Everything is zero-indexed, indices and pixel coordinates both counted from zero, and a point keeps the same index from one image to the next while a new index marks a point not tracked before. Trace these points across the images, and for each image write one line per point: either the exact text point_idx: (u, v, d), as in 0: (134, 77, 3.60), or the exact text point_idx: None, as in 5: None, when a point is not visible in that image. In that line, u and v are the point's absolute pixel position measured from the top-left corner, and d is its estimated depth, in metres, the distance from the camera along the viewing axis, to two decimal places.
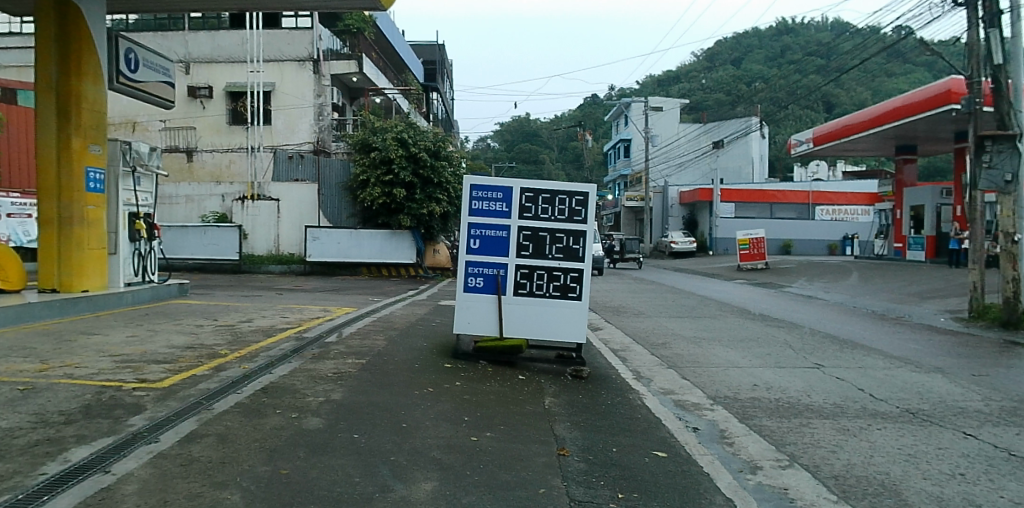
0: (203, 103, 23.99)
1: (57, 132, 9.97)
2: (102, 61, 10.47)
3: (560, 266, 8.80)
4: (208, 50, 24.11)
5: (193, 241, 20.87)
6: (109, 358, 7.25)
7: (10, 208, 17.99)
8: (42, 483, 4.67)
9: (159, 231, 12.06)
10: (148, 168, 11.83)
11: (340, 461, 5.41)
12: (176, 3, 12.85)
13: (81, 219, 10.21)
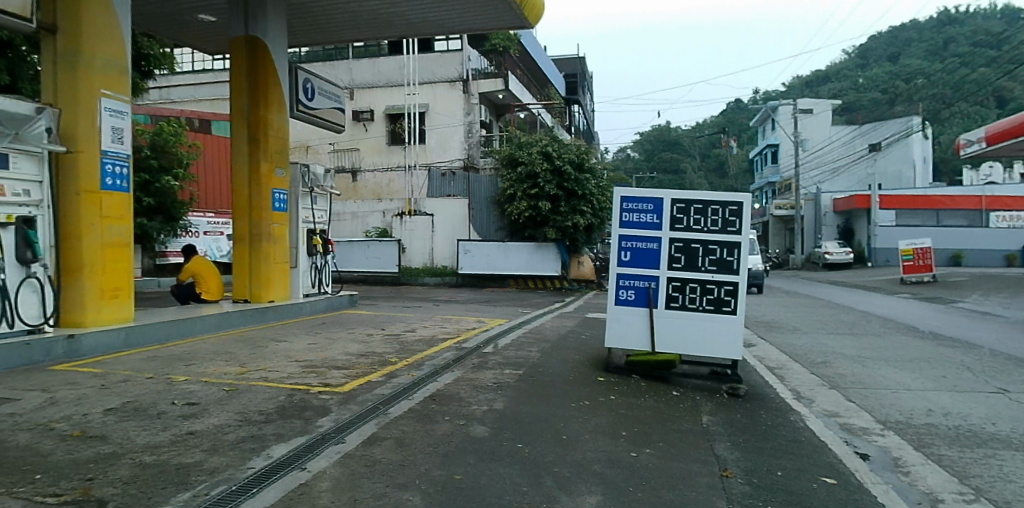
0: (366, 126, 25.18)
1: (249, 158, 11.00)
2: (285, 92, 11.42)
3: (713, 279, 8.32)
4: (370, 76, 25.32)
5: (353, 254, 22.46)
6: (297, 364, 7.82)
7: (205, 227, 20.21)
8: (251, 477, 5.07)
9: (333, 246, 12.90)
10: (324, 188, 12.73)
11: (509, 469, 5.44)
12: (344, 34, 13.78)
13: (268, 236, 11.15)
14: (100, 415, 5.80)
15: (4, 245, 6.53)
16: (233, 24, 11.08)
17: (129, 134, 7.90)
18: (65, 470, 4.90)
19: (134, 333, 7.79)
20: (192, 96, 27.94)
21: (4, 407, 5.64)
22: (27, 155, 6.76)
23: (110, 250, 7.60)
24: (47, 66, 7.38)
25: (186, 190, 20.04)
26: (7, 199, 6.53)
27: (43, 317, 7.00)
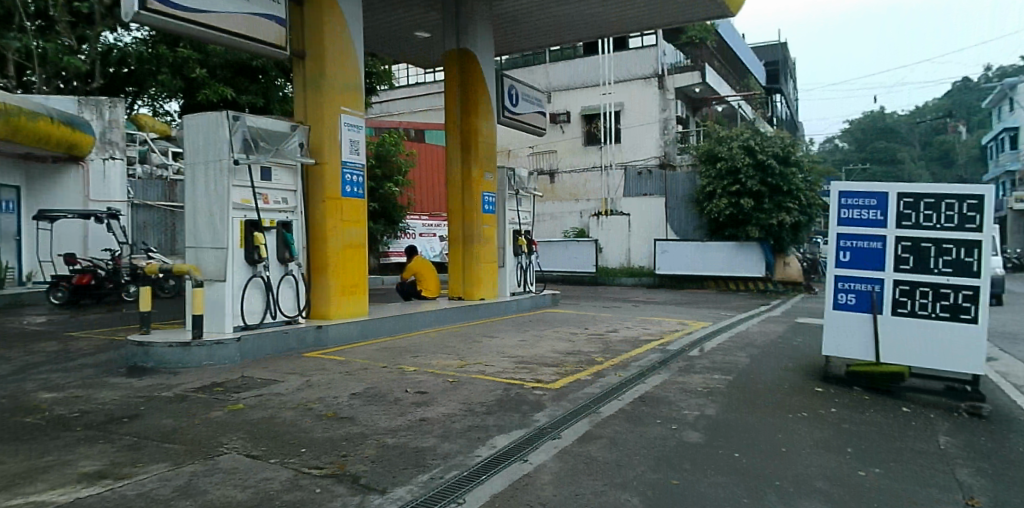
0: (563, 127, 25.91)
1: (461, 164, 11.68)
2: (492, 99, 11.95)
3: (948, 284, 7.05)
4: (567, 78, 25.97)
5: (552, 254, 22.82)
6: (510, 360, 8.11)
7: (419, 229, 21.60)
8: (479, 464, 5.33)
9: (536, 246, 13.22)
10: (527, 190, 13.13)
11: (730, 478, 5.17)
12: (544, 39, 14.17)
13: (479, 237, 11.71)
14: (347, 398, 6.41)
15: (269, 246, 7.49)
16: (445, 38, 11.84)
17: (363, 145, 8.70)
18: (322, 445, 5.47)
19: (368, 326, 8.56)
20: (407, 109, 29.68)
21: (273, 386, 6.43)
22: (284, 167, 7.67)
23: (349, 251, 8.43)
24: (297, 89, 8.37)
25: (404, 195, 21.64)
26: (270, 206, 7.46)
27: (298, 309, 7.93)
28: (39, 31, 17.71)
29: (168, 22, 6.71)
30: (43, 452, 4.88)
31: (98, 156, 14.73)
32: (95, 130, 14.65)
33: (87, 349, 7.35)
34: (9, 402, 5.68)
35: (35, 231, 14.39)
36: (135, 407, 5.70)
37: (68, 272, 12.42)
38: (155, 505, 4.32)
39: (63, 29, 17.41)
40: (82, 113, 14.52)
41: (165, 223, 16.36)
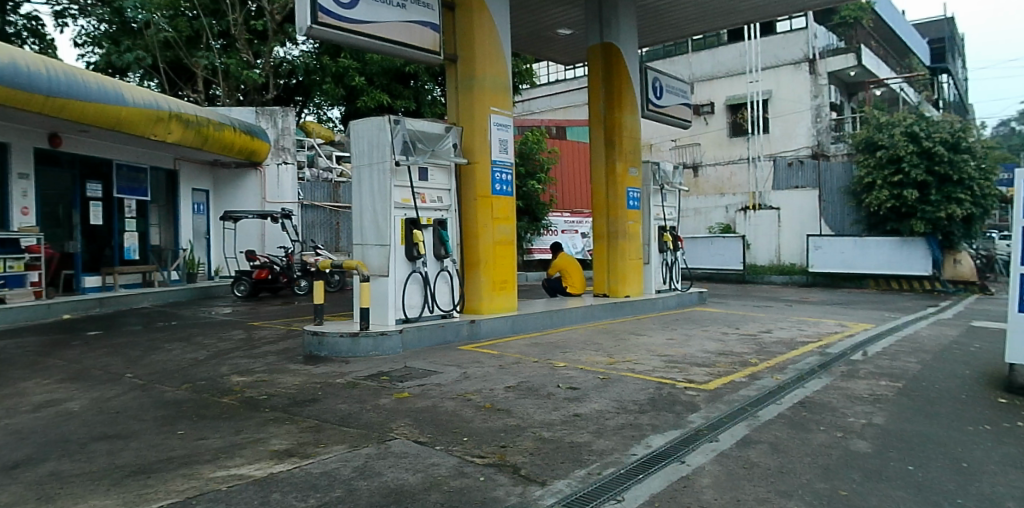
0: (706, 119, 25.03)
1: (606, 159, 11.63)
2: (635, 93, 11.79)
3: None
4: (710, 68, 25.08)
5: (700, 252, 22.04)
6: (660, 358, 7.96)
7: (562, 226, 20.80)
8: (636, 463, 5.25)
9: (682, 242, 12.84)
10: (672, 185, 12.80)
11: (910, 493, 4.71)
12: (688, 28, 13.77)
13: (624, 233, 11.59)
14: (503, 391, 6.57)
15: (427, 243, 7.86)
16: (589, 34, 11.85)
17: (512, 144, 8.88)
18: (483, 436, 5.63)
19: (517, 321, 8.73)
20: (549, 107, 29.97)
21: (434, 377, 6.71)
22: (440, 167, 7.98)
23: (499, 247, 8.64)
24: (451, 92, 8.71)
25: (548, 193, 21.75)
26: (428, 205, 7.80)
27: (453, 304, 8.23)
28: (224, 49, 20.23)
29: (337, 35, 7.23)
30: (239, 429, 5.40)
31: (274, 161, 16.11)
32: (271, 138, 16.12)
33: (270, 337, 8.07)
34: (210, 383, 6.33)
35: (222, 229, 16.20)
36: (313, 392, 6.15)
37: (249, 266, 13.57)
38: (338, 484, 4.66)
39: (243, 45, 19.55)
40: (259, 122, 16.15)
41: (330, 222, 17.30)
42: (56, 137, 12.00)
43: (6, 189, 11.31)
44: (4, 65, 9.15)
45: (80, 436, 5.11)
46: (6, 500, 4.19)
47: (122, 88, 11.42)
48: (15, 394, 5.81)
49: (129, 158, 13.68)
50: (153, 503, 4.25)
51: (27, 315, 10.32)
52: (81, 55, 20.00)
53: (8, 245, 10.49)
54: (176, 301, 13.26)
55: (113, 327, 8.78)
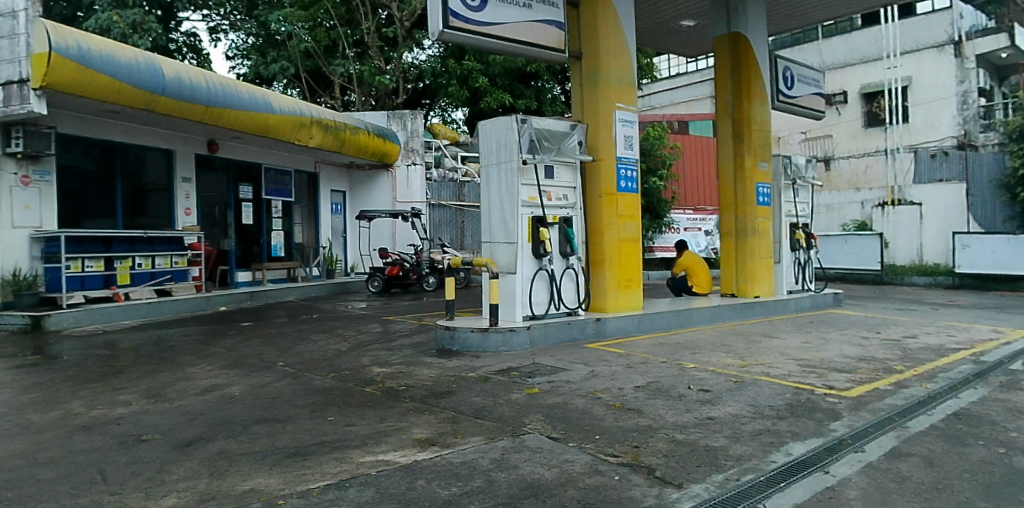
0: (839, 109, 23.53)
1: (733, 153, 11.34)
2: (766, 83, 11.37)
3: None
4: (842, 54, 23.73)
5: (833, 251, 20.51)
6: (795, 363, 7.60)
7: (685, 223, 20.29)
8: (777, 470, 4.97)
9: (816, 240, 12.17)
10: (805, 180, 12.19)
11: None
12: (820, 13, 13.07)
13: (753, 230, 11.24)
14: (633, 391, 6.49)
15: (552, 241, 8.04)
16: (714, 25, 11.51)
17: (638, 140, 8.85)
18: (616, 434, 5.57)
19: (644, 320, 8.73)
20: (670, 102, 29.31)
21: (562, 374, 6.76)
22: (566, 165, 8.25)
23: (625, 245, 8.62)
24: (577, 89, 8.86)
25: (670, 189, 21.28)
26: (553, 203, 8.04)
27: (578, 301, 8.33)
28: (358, 56, 21.55)
29: (465, 37, 7.55)
30: (382, 418, 5.65)
31: (404, 162, 16.85)
32: (401, 140, 16.89)
33: (404, 331, 8.42)
34: (353, 373, 6.68)
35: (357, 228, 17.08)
36: (448, 385, 6.34)
37: (381, 264, 14.27)
38: (477, 474, 4.76)
39: (374, 51, 21.03)
40: (390, 125, 17.05)
41: (456, 221, 17.74)
42: (213, 143, 13.12)
43: (172, 191, 12.42)
44: (173, 80, 10.23)
45: (242, 417, 5.53)
46: (185, 474, 4.61)
47: (272, 98, 12.32)
48: (187, 377, 6.39)
49: (275, 163, 14.79)
50: (311, 483, 4.53)
51: (188, 306, 11.39)
52: (232, 68, 21.86)
53: (174, 242, 11.46)
54: (317, 296, 14.15)
55: (264, 319, 9.48)
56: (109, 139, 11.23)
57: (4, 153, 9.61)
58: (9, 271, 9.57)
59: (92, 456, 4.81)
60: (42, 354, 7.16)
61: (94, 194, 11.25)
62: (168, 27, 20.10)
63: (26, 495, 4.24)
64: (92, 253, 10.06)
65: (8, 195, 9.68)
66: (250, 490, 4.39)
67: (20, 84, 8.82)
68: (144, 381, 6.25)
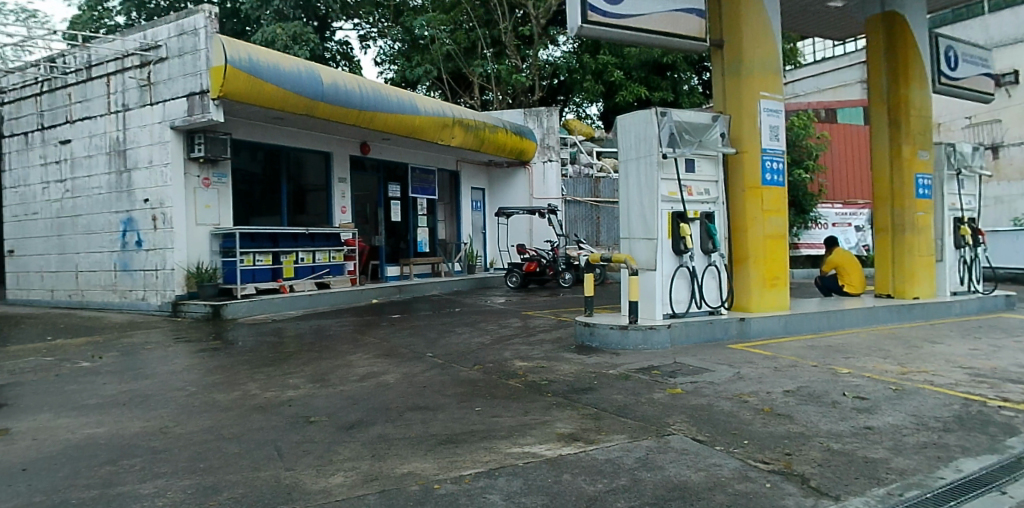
0: (1009, 90, 21.45)
1: (889, 142, 10.59)
2: (926, 64, 10.52)
3: None
4: (1013, 30, 21.32)
5: (1004, 249, 18.44)
6: (962, 371, 7.00)
7: (834, 219, 19.02)
8: (947, 487, 4.50)
9: (984, 236, 11.08)
10: (972, 169, 11.07)
11: None
12: None
13: (912, 225, 10.45)
14: (781, 395, 6.28)
15: (694, 237, 8.26)
16: (865, 5, 10.74)
17: (783, 130, 8.89)
18: (766, 440, 5.34)
19: (792, 322, 8.66)
20: (816, 88, 27.59)
21: (705, 375, 6.73)
22: (707, 158, 8.45)
23: (772, 241, 8.69)
24: (718, 80, 9.00)
25: (817, 182, 20.22)
26: (694, 198, 8.30)
27: (721, 300, 8.46)
28: (495, 55, 22.19)
29: (605, 31, 7.63)
30: (527, 411, 5.81)
31: (540, 159, 17.36)
32: (538, 137, 17.35)
33: (543, 327, 8.66)
34: (497, 366, 6.93)
35: (496, 225, 17.77)
36: (589, 381, 6.48)
37: (520, 259, 14.73)
38: (623, 473, 4.73)
39: (512, 50, 21.71)
40: (527, 123, 17.53)
41: (591, 217, 18.06)
42: (365, 145, 14.13)
43: (329, 191, 13.50)
44: (330, 86, 11.13)
45: (397, 404, 5.88)
46: (350, 454, 4.96)
47: (417, 100, 13.17)
48: (347, 364, 6.89)
49: (421, 162, 15.78)
50: (463, 470, 4.73)
51: (342, 299, 12.11)
52: (379, 73, 23.27)
53: (333, 239, 12.46)
54: (458, 289, 14.71)
55: (411, 312, 10.09)
56: (274, 144, 12.29)
57: (189, 158, 10.74)
58: (194, 265, 10.78)
59: (268, 434, 5.28)
60: (224, 340, 8.04)
61: (260, 194, 12.30)
62: (324, 37, 21.71)
63: (215, 466, 4.74)
64: (262, 249, 11.12)
65: (192, 195, 10.80)
66: (408, 474, 4.66)
67: (202, 93, 10.03)
68: (310, 367, 6.81)
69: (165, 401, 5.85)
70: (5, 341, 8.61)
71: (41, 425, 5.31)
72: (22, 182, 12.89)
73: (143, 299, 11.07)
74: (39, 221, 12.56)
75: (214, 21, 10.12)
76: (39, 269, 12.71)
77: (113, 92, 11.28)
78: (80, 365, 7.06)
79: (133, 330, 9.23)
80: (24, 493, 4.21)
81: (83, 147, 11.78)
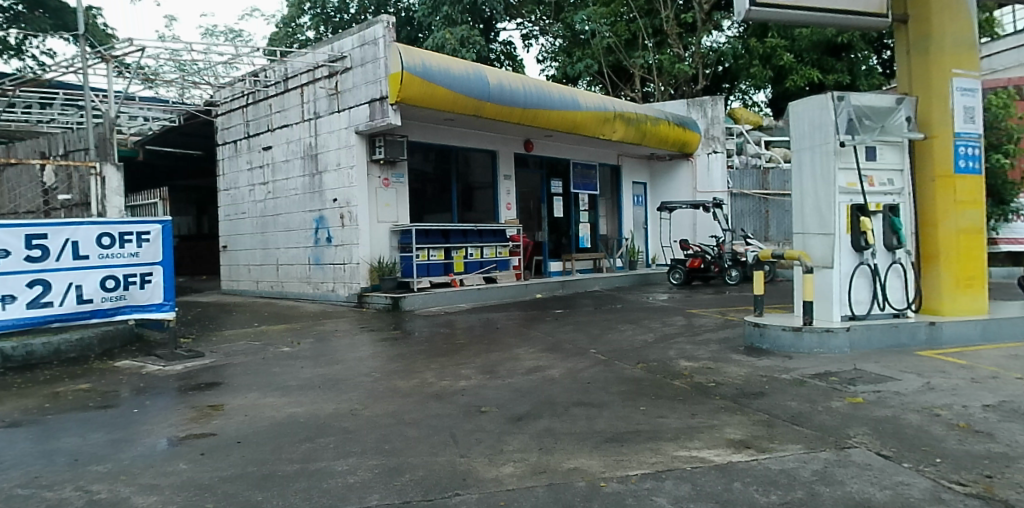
0: None
1: None
2: None
3: None
4: None
5: None
6: None
7: None
8: None
9: None
10: None
11: None
12: None
13: None
14: (980, 410, 5.62)
15: (876, 231, 7.65)
16: None
17: (980, 111, 7.95)
18: (963, 460, 4.73)
19: (991, 327, 7.76)
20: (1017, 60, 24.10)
21: (890, 385, 6.24)
22: (891, 145, 7.82)
23: (968, 236, 7.83)
24: (903, 61, 8.16)
25: None
26: (876, 189, 7.69)
27: (907, 302, 7.81)
28: (656, 45, 21.88)
29: (774, 13, 7.16)
30: (694, 413, 5.69)
31: (704, 151, 17.43)
32: (702, 128, 17.43)
33: (709, 326, 8.63)
34: (661, 365, 6.92)
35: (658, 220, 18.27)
36: (761, 386, 6.27)
37: (683, 255, 14.48)
38: (799, 485, 4.39)
39: (674, 38, 21.35)
40: (690, 113, 17.80)
41: (759, 210, 17.63)
42: (528, 142, 14.71)
43: (495, 187, 14.16)
44: (495, 87, 11.77)
45: (563, 399, 6.00)
46: (519, 446, 5.11)
47: (579, 96, 13.64)
48: (514, 358, 7.22)
49: (582, 158, 16.21)
50: (629, 470, 4.67)
51: (507, 293, 12.55)
52: (541, 70, 23.74)
53: (499, 234, 13.03)
54: (620, 286, 14.79)
55: (574, 307, 10.44)
56: (445, 144, 13.09)
57: (371, 160, 11.74)
58: (376, 260, 11.78)
59: (443, 421, 5.59)
60: (402, 330, 8.86)
61: (432, 192, 13.10)
62: (490, 39, 22.47)
63: (399, 448, 5.09)
64: (435, 244, 11.87)
65: (374, 194, 11.78)
66: (574, 470, 4.68)
67: (382, 100, 10.93)
68: (480, 359, 7.21)
69: (353, 385, 6.43)
70: (219, 326, 9.89)
71: (252, 402, 6.04)
72: (232, 185, 14.48)
73: (333, 290, 12.14)
74: (247, 220, 14.11)
75: (390, 30, 10.97)
76: (247, 263, 14.23)
77: (306, 101, 12.51)
78: (282, 350, 7.98)
79: (324, 319, 10.26)
80: (239, 464, 4.78)
81: (282, 153, 13.10)
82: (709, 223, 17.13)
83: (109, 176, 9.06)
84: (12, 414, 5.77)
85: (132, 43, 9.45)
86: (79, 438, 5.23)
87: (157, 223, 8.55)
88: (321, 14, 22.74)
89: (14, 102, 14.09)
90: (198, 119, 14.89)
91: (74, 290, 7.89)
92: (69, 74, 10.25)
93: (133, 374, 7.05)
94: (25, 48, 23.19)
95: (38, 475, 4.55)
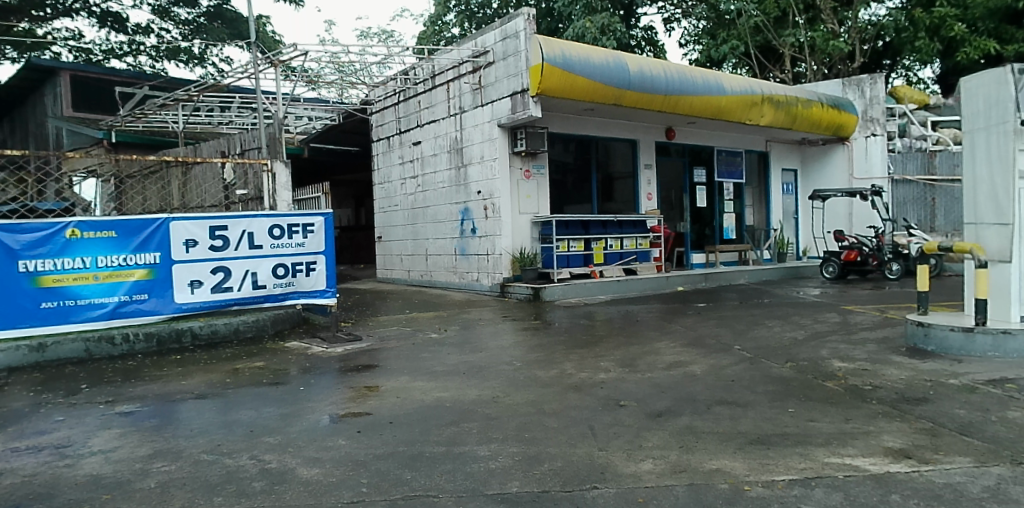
0: None
1: None
2: None
3: None
4: None
5: None
6: None
7: None
8: None
9: None
10: None
11: None
12: None
13: None
14: None
15: None
16: None
17: None
18: None
19: None
20: None
21: None
22: None
23: None
24: None
25: None
26: None
27: None
28: (809, 22, 20.70)
29: None
30: (847, 418, 5.25)
31: (861, 135, 16.49)
32: (859, 109, 16.48)
33: (865, 324, 8.48)
34: (812, 365, 6.77)
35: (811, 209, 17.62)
36: (924, 391, 5.80)
37: (837, 247, 13.83)
38: (968, 502, 3.75)
39: (827, 13, 20.20)
40: (846, 94, 16.72)
41: (924, 198, 16.15)
42: (670, 130, 14.59)
43: (635, 178, 14.15)
44: (636, 75, 11.75)
45: (705, 397, 5.83)
46: (659, 443, 4.82)
47: (724, 80, 13.35)
48: (654, 352, 7.35)
49: (726, 145, 15.92)
50: (776, 475, 4.19)
51: (647, 286, 12.50)
52: (684, 54, 22.94)
53: (639, 225, 12.97)
54: (766, 279, 14.34)
55: (716, 301, 10.65)
56: (585, 135, 13.27)
57: (513, 152, 12.05)
58: (517, 251, 12.12)
59: (583, 413, 5.52)
60: (543, 320, 9.26)
61: (572, 183, 13.34)
62: (630, 25, 22.17)
63: (539, 437, 5.02)
64: (575, 235, 12.07)
65: (516, 186, 12.15)
66: (716, 471, 4.28)
67: (523, 92, 11.21)
68: (619, 352, 7.39)
69: (496, 373, 6.72)
70: (376, 312, 10.57)
71: (403, 386, 6.42)
72: (385, 180, 15.30)
73: (477, 280, 12.60)
74: (399, 212, 14.86)
75: (531, 22, 11.20)
76: (400, 253, 15.02)
77: (452, 97, 13.01)
78: (431, 336, 8.55)
79: (469, 307, 10.75)
80: (392, 443, 4.90)
81: (430, 147, 13.66)
82: (867, 213, 16.25)
83: (278, 172, 9.69)
84: (201, 387, 6.52)
85: (296, 48, 10.16)
86: (255, 412, 5.75)
87: (320, 215, 9.36)
88: (465, 11, 23.34)
89: (199, 106, 15.50)
90: (356, 118, 15.79)
91: (250, 277, 8.85)
92: (244, 79, 11.21)
93: (300, 354, 7.77)
94: (207, 56, 25.66)
95: (220, 443, 4.97)
